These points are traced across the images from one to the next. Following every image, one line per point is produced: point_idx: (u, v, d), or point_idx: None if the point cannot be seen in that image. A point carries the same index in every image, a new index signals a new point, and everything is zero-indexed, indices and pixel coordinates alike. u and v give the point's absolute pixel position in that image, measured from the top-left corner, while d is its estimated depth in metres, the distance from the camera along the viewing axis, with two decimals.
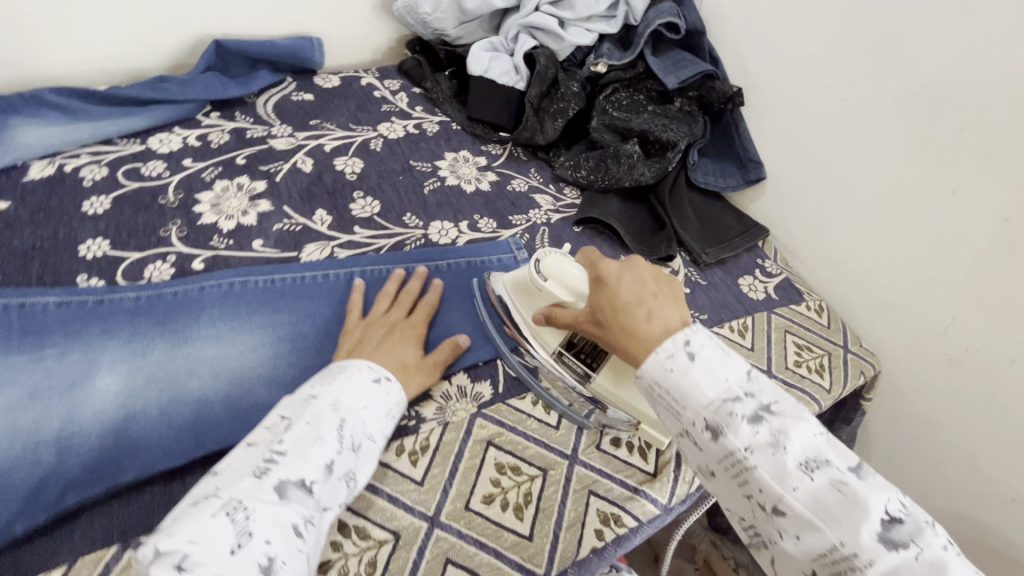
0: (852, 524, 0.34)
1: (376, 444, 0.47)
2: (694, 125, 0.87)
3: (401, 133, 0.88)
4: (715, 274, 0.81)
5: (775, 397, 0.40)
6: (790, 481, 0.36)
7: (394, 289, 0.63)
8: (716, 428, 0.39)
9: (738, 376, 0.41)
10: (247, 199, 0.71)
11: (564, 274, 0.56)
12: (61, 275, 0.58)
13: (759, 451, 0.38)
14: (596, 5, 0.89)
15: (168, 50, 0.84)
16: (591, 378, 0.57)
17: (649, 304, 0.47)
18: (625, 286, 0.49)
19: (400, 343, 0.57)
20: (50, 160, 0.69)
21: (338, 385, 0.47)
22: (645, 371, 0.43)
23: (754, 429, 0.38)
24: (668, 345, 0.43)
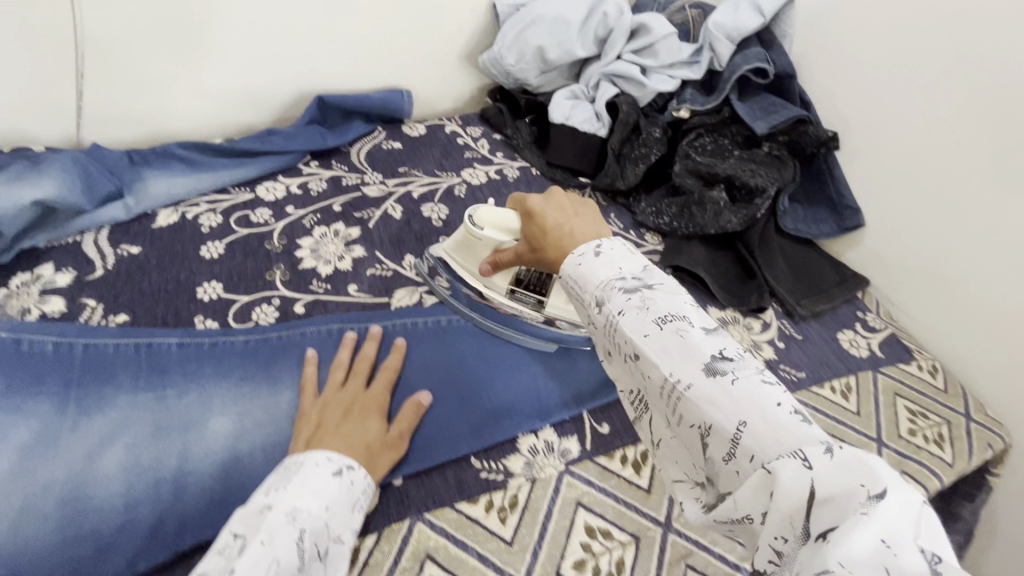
0: (685, 366, 0.36)
1: (343, 545, 0.43)
2: (785, 171, 0.83)
3: (484, 179, 0.91)
4: (811, 328, 0.76)
5: (657, 279, 0.41)
6: (643, 330, 0.38)
7: (349, 358, 0.59)
8: (598, 300, 0.41)
9: (634, 269, 0.42)
10: (342, 244, 0.75)
11: (493, 219, 0.61)
12: (182, 316, 0.63)
13: (645, 332, 0.38)
14: (679, 52, 0.89)
15: (275, 105, 0.91)
16: (544, 302, 0.66)
17: (569, 222, 0.50)
18: (556, 215, 0.51)
19: (360, 419, 0.53)
20: (174, 208, 0.76)
21: (296, 488, 0.43)
22: (563, 269, 0.45)
23: (627, 296, 0.40)
24: (583, 247, 0.45)
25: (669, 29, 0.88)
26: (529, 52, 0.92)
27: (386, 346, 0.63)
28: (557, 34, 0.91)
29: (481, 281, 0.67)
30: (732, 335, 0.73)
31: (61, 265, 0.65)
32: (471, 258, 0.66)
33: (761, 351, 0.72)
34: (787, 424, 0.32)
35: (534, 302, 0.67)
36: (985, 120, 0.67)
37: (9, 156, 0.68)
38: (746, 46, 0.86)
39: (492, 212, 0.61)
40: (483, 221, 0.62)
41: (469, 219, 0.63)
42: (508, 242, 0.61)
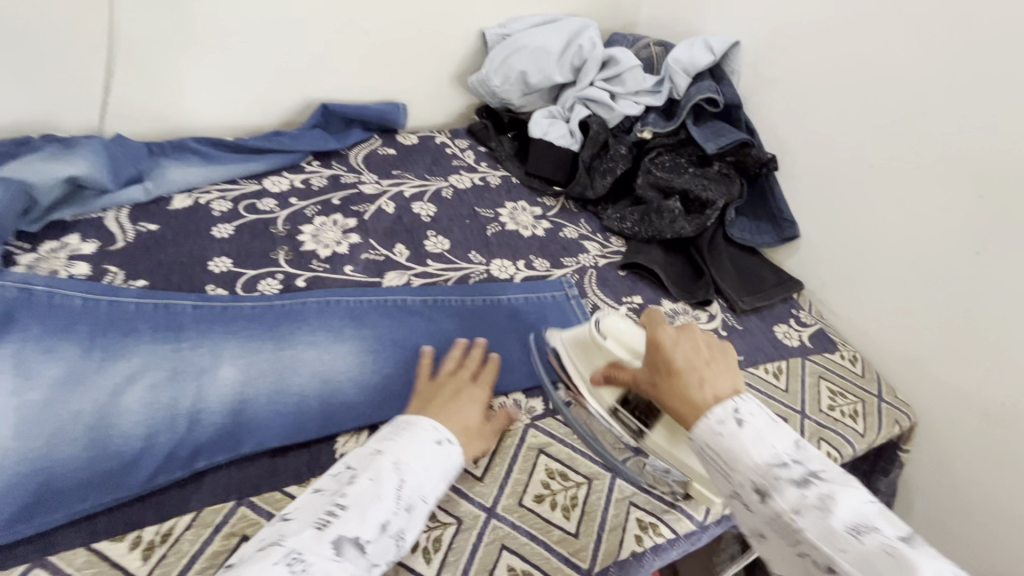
0: (894, 572, 0.36)
1: (429, 506, 0.50)
2: (731, 187, 0.95)
3: (469, 184, 1.01)
4: (751, 321, 0.87)
5: (818, 465, 0.43)
6: (835, 541, 0.39)
7: (459, 354, 0.66)
8: (763, 490, 0.42)
9: (786, 446, 0.44)
10: (340, 232, 0.84)
11: (623, 335, 0.61)
12: (195, 284, 0.71)
13: (806, 513, 0.40)
14: (644, 82, 1.02)
15: (281, 110, 1.01)
16: (646, 435, 0.61)
17: (698, 368, 0.51)
18: (680, 348, 0.53)
19: (467, 404, 0.60)
20: (188, 194, 0.84)
21: (403, 442, 0.52)
22: (696, 433, 0.47)
23: (801, 491, 0.41)
24: (720, 410, 0.47)
25: (635, 61, 1.02)
26: (513, 76, 1.04)
27: (379, 315, 0.72)
28: (538, 61, 1.03)
29: (586, 386, 0.65)
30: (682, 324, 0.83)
31: (86, 237, 0.73)
32: (586, 363, 0.65)
33: None
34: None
35: (635, 429, 0.62)
36: (889, 147, 0.81)
37: (44, 141, 0.76)
38: (700, 79, 1.00)
39: (623, 325, 0.62)
40: (609, 333, 0.62)
41: (595, 323, 0.63)
42: (630, 362, 0.61)
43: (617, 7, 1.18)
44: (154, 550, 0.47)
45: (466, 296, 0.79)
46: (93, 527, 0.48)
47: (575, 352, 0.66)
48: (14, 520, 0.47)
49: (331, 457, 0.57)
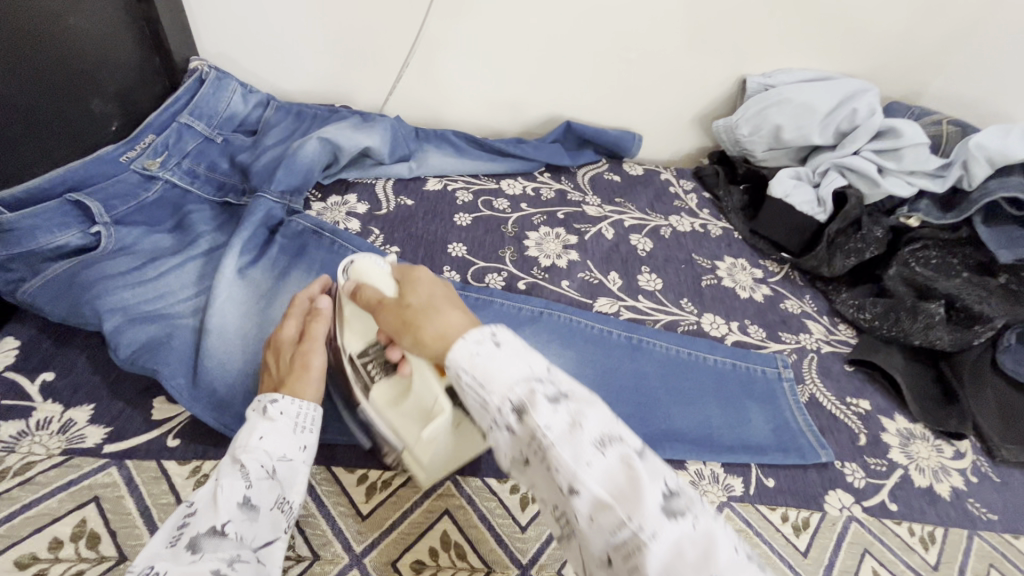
0: (574, 448, 0.34)
1: (295, 462, 0.47)
2: (1019, 308, 0.79)
3: (689, 228, 0.97)
4: (1014, 476, 0.70)
5: (570, 386, 0.39)
6: (583, 458, 0.34)
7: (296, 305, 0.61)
8: (521, 406, 0.36)
9: (540, 368, 0.39)
10: (562, 246, 0.86)
11: (371, 272, 0.53)
12: (435, 263, 0.78)
13: (558, 433, 0.35)
14: (926, 163, 0.88)
15: (528, 119, 1.08)
16: (374, 402, 0.51)
17: (439, 300, 0.47)
18: (430, 287, 0.49)
19: (279, 356, 0.55)
20: (441, 179, 0.93)
21: (232, 432, 0.47)
22: (453, 357, 0.40)
23: (553, 409, 0.36)
24: (478, 333, 0.40)
25: (921, 138, 0.89)
26: (766, 128, 0.98)
27: (590, 341, 0.73)
28: (800, 118, 0.96)
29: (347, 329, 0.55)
30: (919, 451, 0.70)
31: (361, 197, 0.84)
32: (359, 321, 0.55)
33: (948, 477, 0.68)
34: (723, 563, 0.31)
35: (364, 383, 0.52)
36: None
37: (348, 113, 0.90)
38: (1006, 173, 0.84)
39: (372, 263, 0.54)
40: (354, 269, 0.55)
41: (352, 262, 0.56)
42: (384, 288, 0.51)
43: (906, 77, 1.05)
44: (376, 493, 0.52)
45: (675, 346, 0.75)
46: (332, 453, 0.55)
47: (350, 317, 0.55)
48: None
49: None
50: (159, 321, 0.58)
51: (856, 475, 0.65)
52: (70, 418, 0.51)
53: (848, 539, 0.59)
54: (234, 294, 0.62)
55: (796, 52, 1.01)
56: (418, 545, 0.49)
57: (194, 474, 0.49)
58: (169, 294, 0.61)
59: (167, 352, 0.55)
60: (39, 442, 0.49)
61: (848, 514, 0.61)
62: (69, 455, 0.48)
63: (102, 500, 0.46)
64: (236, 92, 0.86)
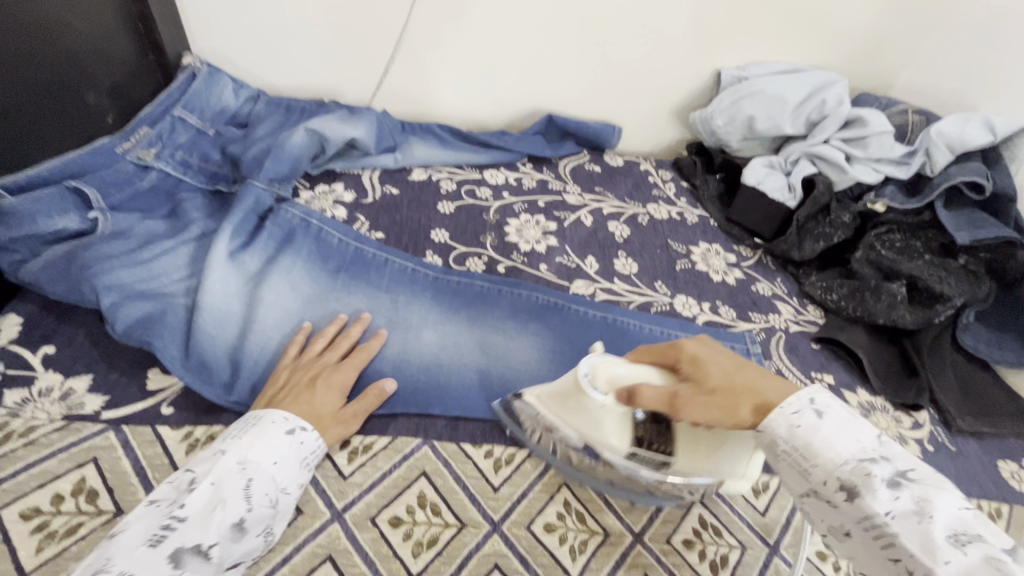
0: (877, 498, 0.42)
1: (289, 496, 0.48)
2: (977, 287, 0.82)
3: (665, 216, 1.01)
4: (968, 445, 0.74)
5: (867, 439, 0.45)
6: (887, 507, 0.41)
7: (335, 331, 0.65)
8: (853, 487, 0.43)
9: (870, 441, 0.45)
10: (541, 232, 0.89)
11: (626, 377, 0.53)
12: (418, 248, 0.81)
13: (900, 517, 0.41)
14: (890, 150, 0.92)
15: (511, 112, 1.12)
16: (671, 463, 0.53)
17: (750, 372, 0.52)
18: (711, 352, 0.53)
19: (320, 386, 0.57)
20: (426, 169, 0.96)
21: (249, 440, 0.48)
22: (770, 424, 0.48)
23: (894, 494, 0.42)
24: (794, 401, 0.48)
25: (886, 127, 0.92)
26: (740, 119, 1.02)
27: (565, 320, 0.76)
28: (772, 108, 0.99)
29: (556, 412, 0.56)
30: (878, 422, 0.73)
31: (347, 187, 0.88)
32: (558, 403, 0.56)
33: (905, 445, 0.71)
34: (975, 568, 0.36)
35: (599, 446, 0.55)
36: None
37: (336, 106, 0.94)
38: (966, 159, 0.88)
39: (612, 365, 0.54)
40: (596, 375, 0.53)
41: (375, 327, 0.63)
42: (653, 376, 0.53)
43: (875, 69, 1.08)
44: (356, 456, 0.56)
45: (647, 325, 0.78)
46: None
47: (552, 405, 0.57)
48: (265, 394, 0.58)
49: (503, 433, 0.61)
50: (152, 299, 0.61)
51: None
52: (70, 387, 0.54)
53: None
54: (224, 275, 0.66)
55: (768, 46, 1.05)
56: (396, 503, 0.53)
57: (186, 438, 0.53)
58: (162, 275, 0.64)
59: (160, 327, 0.59)
60: (41, 408, 0.52)
61: None
62: (69, 420, 0.52)
63: (100, 460, 0.49)
64: (227, 87, 0.90)
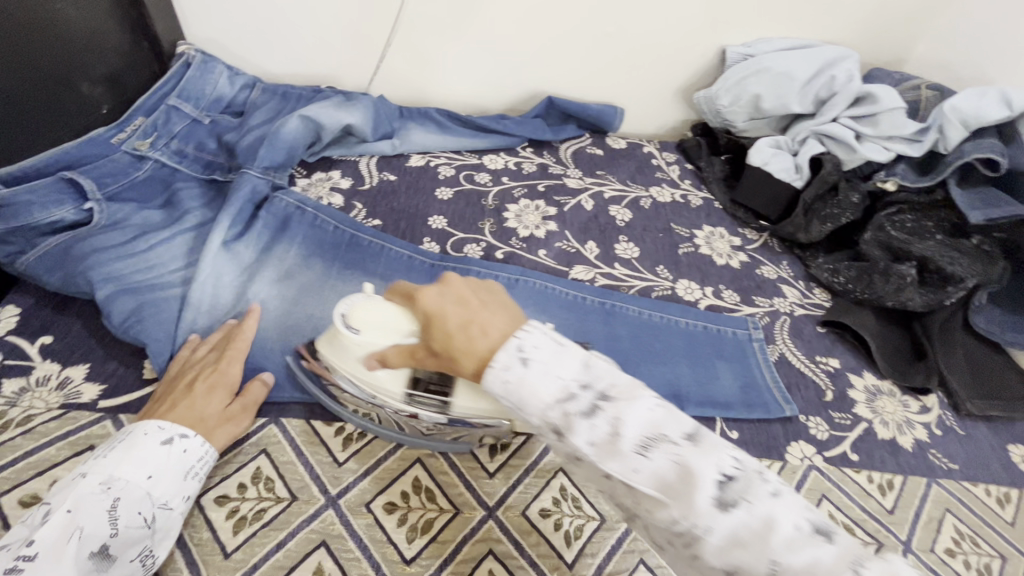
0: (704, 512, 0.36)
1: (173, 509, 0.46)
2: (991, 268, 0.79)
3: (668, 199, 0.99)
4: (978, 429, 0.72)
5: (612, 385, 0.42)
6: (711, 522, 0.36)
7: (221, 333, 0.59)
8: (559, 429, 0.41)
9: (570, 372, 0.42)
10: (541, 217, 0.88)
11: (371, 321, 0.52)
12: (416, 235, 0.80)
13: (600, 444, 0.39)
14: (902, 127, 0.88)
15: (511, 96, 1.10)
16: (497, 422, 0.54)
17: (478, 315, 0.46)
18: (439, 295, 0.48)
19: (202, 390, 0.53)
20: (424, 156, 0.95)
21: (116, 457, 0.46)
22: (488, 382, 0.43)
23: (590, 423, 0.40)
24: (500, 354, 0.43)
25: (898, 103, 0.89)
26: (745, 99, 0.99)
27: (565, 306, 0.75)
28: (779, 86, 0.96)
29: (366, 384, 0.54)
30: (884, 406, 0.72)
31: (344, 174, 0.87)
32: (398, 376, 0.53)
33: (912, 430, 0.70)
34: (783, 538, 0.34)
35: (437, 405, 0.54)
36: None
37: (332, 92, 0.93)
38: (980, 136, 0.84)
39: (363, 305, 0.53)
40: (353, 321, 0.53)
41: (341, 314, 0.54)
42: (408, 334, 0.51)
43: (888, 43, 1.04)
44: (351, 443, 0.55)
45: (647, 311, 0.77)
46: (311, 408, 0.58)
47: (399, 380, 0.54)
48: None
49: None
50: (148, 291, 0.62)
51: (819, 428, 0.68)
52: (67, 376, 0.55)
53: (806, 487, 0.61)
54: (219, 267, 0.66)
55: (777, 21, 1.01)
56: (390, 489, 0.52)
57: None
58: (159, 266, 0.64)
59: (156, 319, 0.59)
60: (39, 397, 0.53)
61: (808, 463, 0.64)
62: (66, 409, 0.52)
63: (97, 448, 0.50)
64: (222, 75, 0.89)
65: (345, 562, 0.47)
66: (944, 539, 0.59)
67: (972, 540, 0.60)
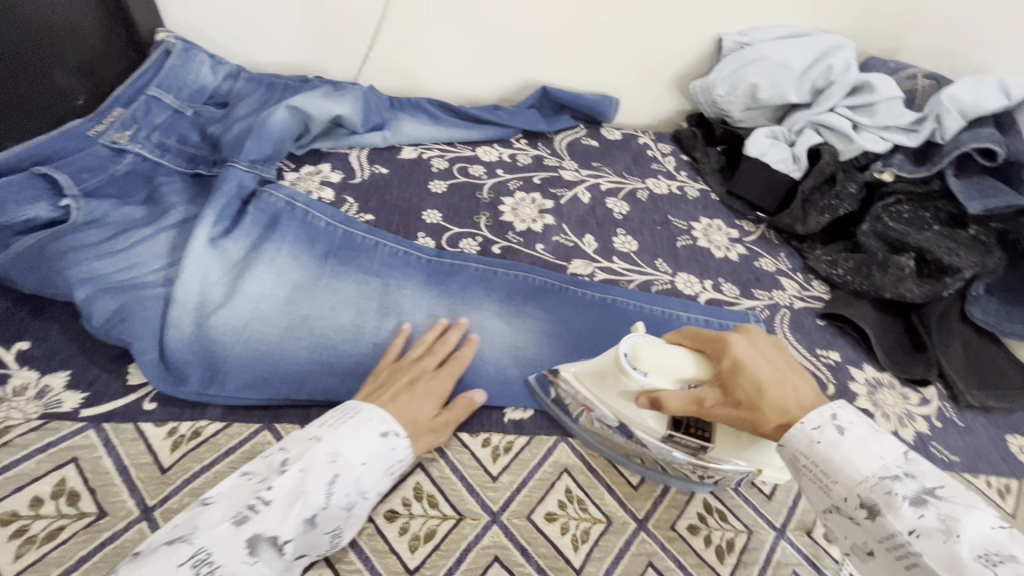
0: (895, 518, 0.39)
1: (366, 501, 0.46)
2: (987, 258, 0.79)
3: (665, 191, 0.97)
4: (976, 420, 0.72)
5: (934, 478, 0.41)
6: (912, 531, 0.38)
7: (433, 338, 0.63)
8: (874, 506, 0.40)
9: (892, 457, 0.42)
10: (537, 210, 0.86)
11: (657, 363, 0.51)
12: (410, 230, 0.78)
13: (926, 535, 0.38)
14: (899, 117, 0.88)
15: (503, 85, 1.07)
16: (706, 449, 0.53)
17: (789, 377, 0.49)
18: (756, 360, 0.49)
19: (421, 396, 0.55)
20: (415, 148, 0.92)
21: (347, 433, 0.47)
22: (790, 441, 0.46)
23: (918, 512, 0.39)
24: (818, 417, 0.45)
25: (894, 92, 0.89)
26: (742, 88, 0.98)
27: (563, 301, 0.73)
28: (776, 75, 0.95)
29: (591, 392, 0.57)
30: (885, 398, 0.72)
31: (334, 167, 0.84)
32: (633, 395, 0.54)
33: (913, 422, 0.70)
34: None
35: (693, 448, 0.53)
36: None
37: (319, 82, 0.89)
38: (977, 125, 0.84)
39: (655, 348, 0.52)
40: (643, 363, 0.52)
41: (624, 351, 0.53)
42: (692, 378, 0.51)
43: (884, 30, 1.03)
44: None
45: (647, 305, 0.75)
46: (306, 412, 0.56)
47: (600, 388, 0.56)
48: (249, 388, 0.55)
49: (501, 419, 0.60)
50: (129, 290, 0.59)
51: None
52: (46, 384, 0.52)
53: None
54: (205, 265, 0.63)
55: (774, 9, 1.00)
56: (391, 496, 0.51)
57: (171, 435, 0.51)
58: (141, 265, 0.61)
59: (137, 320, 0.56)
60: (16, 407, 0.50)
61: None
62: (46, 419, 0.50)
63: (80, 460, 0.47)
64: (204, 63, 0.85)
65: (347, 572, 0.46)
66: None
67: None
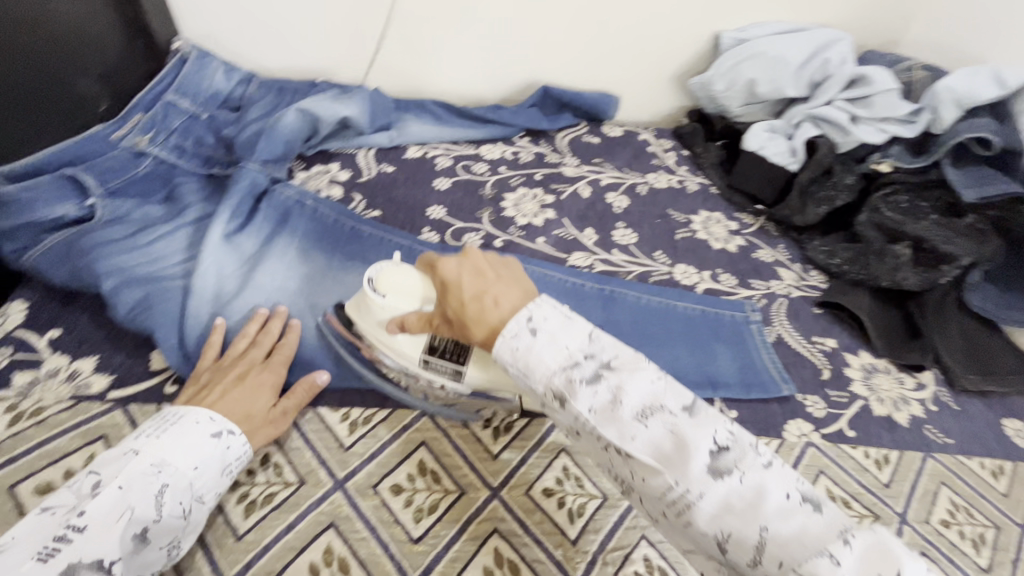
0: (685, 468, 0.38)
1: (202, 506, 0.47)
2: (986, 246, 0.80)
3: (665, 185, 0.99)
4: (973, 405, 0.73)
5: (606, 353, 0.44)
6: (698, 487, 0.37)
7: (255, 331, 0.60)
8: (561, 396, 0.42)
9: (579, 342, 0.44)
10: (538, 206, 0.89)
11: (395, 288, 0.55)
12: (415, 225, 0.81)
13: (600, 411, 0.41)
14: (896, 109, 0.89)
15: (507, 86, 1.10)
16: (462, 372, 0.55)
17: (490, 288, 0.47)
18: (450, 262, 0.50)
19: (251, 390, 0.55)
20: (421, 147, 0.95)
21: (168, 440, 0.47)
22: (496, 351, 0.45)
23: (591, 389, 0.42)
24: (512, 324, 0.44)
25: (891, 85, 0.90)
26: (740, 84, 1.00)
27: (565, 292, 0.76)
28: (773, 71, 0.97)
29: (380, 338, 0.57)
30: (880, 383, 0.73)
31: (343, 166, 0.87)
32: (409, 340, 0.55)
33: (908, 407, 0.71)
34: (773, 509, 0.36)
35: (471, 381, 0.55)
36: None
37: (328, 86, 0.93)
38: (974, 115, 0.84)
39: (395, 277, 0.55)
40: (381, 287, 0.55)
41: (370, 278, 0.57)
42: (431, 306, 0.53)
43: (882, 24, 1.05)
44: (356, 428, 0.57)
45: (645, 295, 0.78)
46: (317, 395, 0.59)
47: (386, 337, 0.56)
48: None
49: None
50: (152, 283, 0.62)
51: (817, 406, 0.69)
52: (76, 369, 0.56)
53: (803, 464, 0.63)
54: (221, 258, 0.66)
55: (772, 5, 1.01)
56: (396, 471, 0.54)
57: None
58: (161, 259, 0.65)
59: (158, 311, 0.60)
60: (50, 389, 0.54)
61: (805, 440, 0.65)
62: (77, 400, 0.53)
63: (109, 437, 0.51)
64: (219, 70, 0.89)
65: (354, 541, 0.49)
66: (938, 511, 0.61)
67: (967, 511, 0.62)
